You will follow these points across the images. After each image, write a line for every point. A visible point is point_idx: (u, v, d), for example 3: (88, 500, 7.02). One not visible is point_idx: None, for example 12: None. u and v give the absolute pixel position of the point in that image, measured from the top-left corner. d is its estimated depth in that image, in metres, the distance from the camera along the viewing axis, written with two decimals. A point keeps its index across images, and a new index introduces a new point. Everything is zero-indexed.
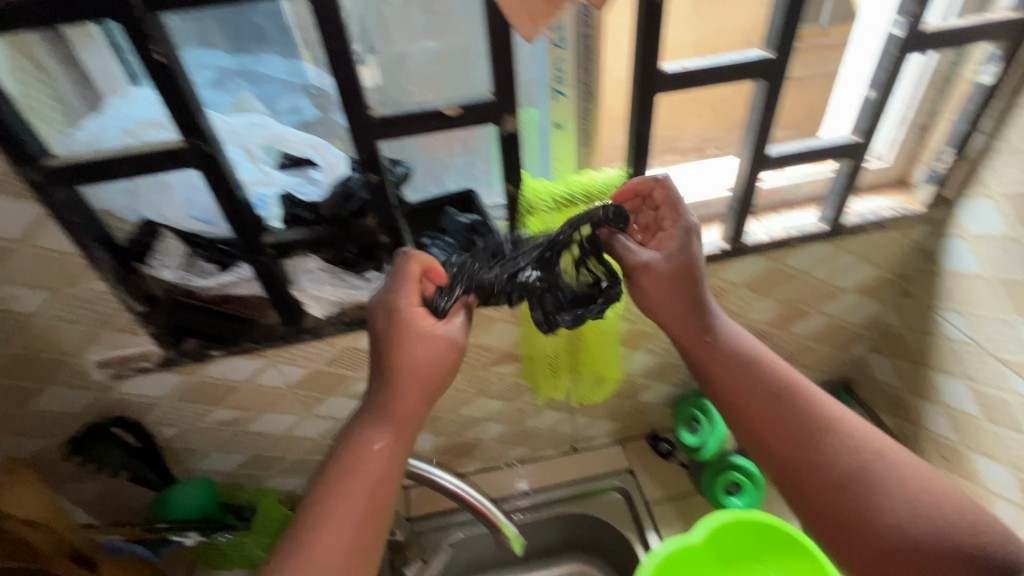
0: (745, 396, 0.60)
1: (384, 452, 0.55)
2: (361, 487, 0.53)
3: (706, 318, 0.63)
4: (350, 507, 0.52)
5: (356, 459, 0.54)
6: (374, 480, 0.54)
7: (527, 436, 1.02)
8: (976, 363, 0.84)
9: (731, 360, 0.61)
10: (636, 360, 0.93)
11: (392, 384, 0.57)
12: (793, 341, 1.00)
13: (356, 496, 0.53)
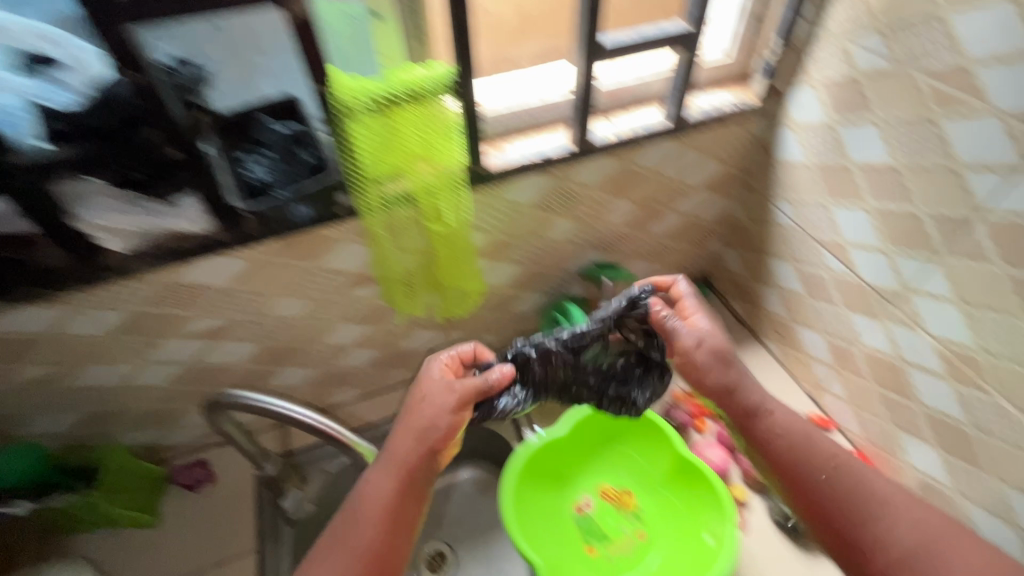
0: (801, 471, 0.65)
1: (383, 504, 0.63)
2: (359, 536, 0.62)
3: (760, 400, 0.68)
4: (348, 554, 0.61)
5: (363, 508, 0.64)
6: (373, 534, 0.62)
7: (405, 358, 1.03)
8: (800, 245, 0.92)
9: (784, 438, 0.66)
10: (500, 272, 0.93)
11: (399, 441, 0.66)
12: (652, 242, 1.05)
13: (353, 548, 0.61)
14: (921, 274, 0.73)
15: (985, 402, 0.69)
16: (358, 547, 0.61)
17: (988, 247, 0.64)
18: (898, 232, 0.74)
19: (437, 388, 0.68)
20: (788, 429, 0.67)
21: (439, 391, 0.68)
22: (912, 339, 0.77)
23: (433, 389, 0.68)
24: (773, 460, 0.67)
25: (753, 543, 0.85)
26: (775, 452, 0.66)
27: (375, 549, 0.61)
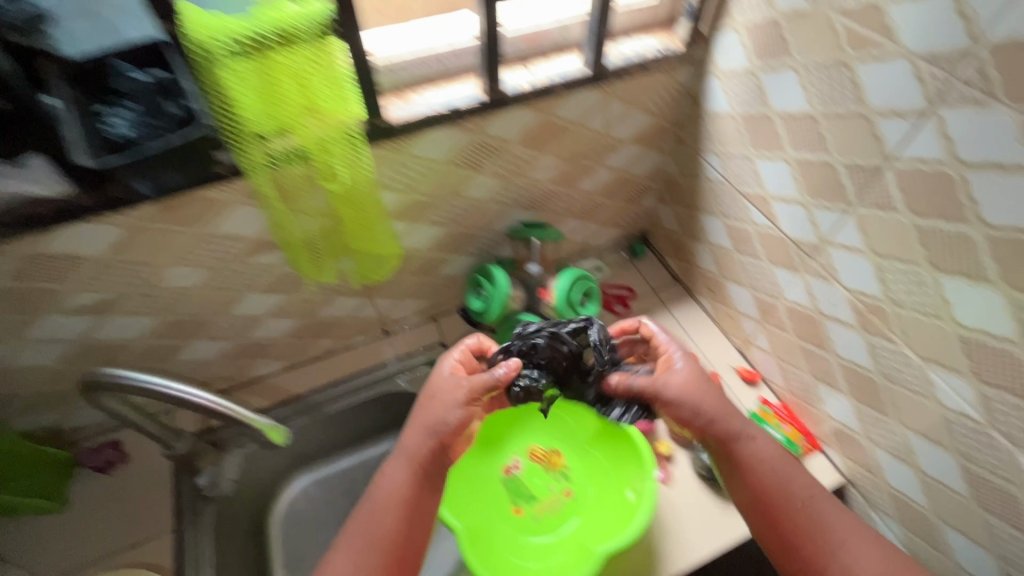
0: (778, 496, 0.67)
1: (399, 494, 0.70)
2: (378, 520, 0.69)
3: (744, 427, 0.71)
4: (370, 536, 0.68)
5: (382, 496, 0.70)
6: (392, 520, 0.69)
7: (329, 326, 1.00)
8: (727, 200, 0.91)
9: (763, 462, 0.69)
10: (421, 235, 0.89)
11: (411, 436, 0.72)
12: (584, 200, 1.02)
13: (372, 532, 0.68)
14: (835, 226, 0.72)
15: (890, 351, 0.70)
16: (377, 532, 0.68)
17: (896, 196, 0.63)
18: (815, 182, 0.72)
19: (445, 385, 0.73)
20: (764, 455, 0.69)
21: (449, 386, 0.73)
22: (828, 292, 0.77)
23: (444, 385, 0.73)
24: (745, 482, 0.69)
25: (676, 495, 0.87)
26: (753, 475, 0.68)
27: (393, 532, 0.68)
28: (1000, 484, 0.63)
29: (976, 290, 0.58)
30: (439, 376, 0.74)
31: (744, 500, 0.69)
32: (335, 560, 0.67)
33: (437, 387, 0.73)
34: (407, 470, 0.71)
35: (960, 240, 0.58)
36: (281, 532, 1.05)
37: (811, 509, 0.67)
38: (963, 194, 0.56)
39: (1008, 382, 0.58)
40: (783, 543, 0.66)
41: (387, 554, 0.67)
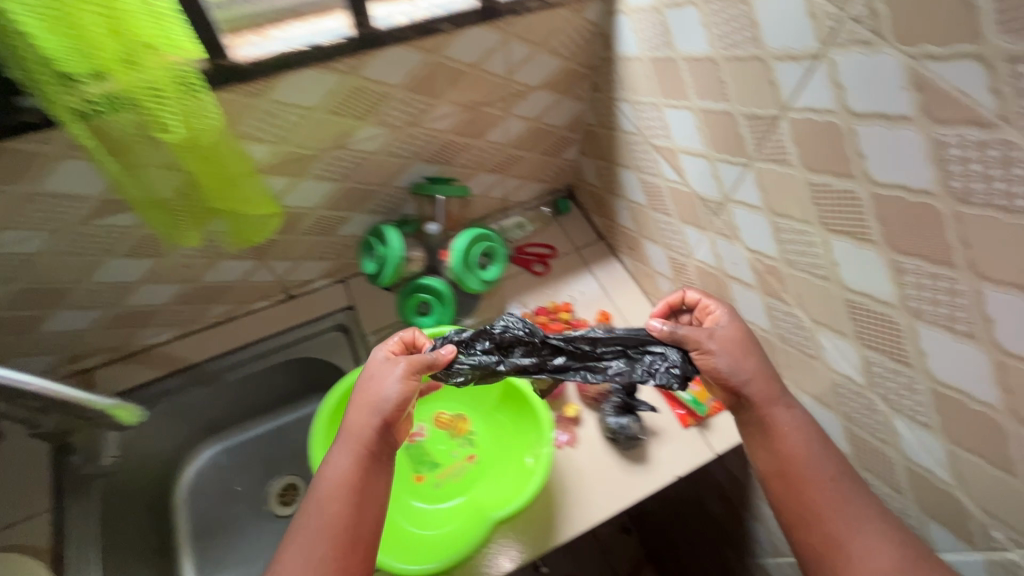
0: (802, 468, 0.61)
1: (349, 482, 0.60)
2: (325, 511, 0.59)
3: (783, 394, 0.64)
4: (315, 529, 0.58)
5: (328, 486, 0.60)
6: (342, 513, 0.59)
7: (221, 291, 0.93)
8: (641, 152, 0.85)
9: (796, 432, 0.62)
10: (306, 191, 0.82)
11: (353, 418, 0.62)
12: (494, 152, 0.95)
13: (318, 527, 0.58)
14: (737, 182, 0.67)
15: (785, 313, 0.68)
16: (323, 527, 0.58)
17: (789, 149, 0.58)
18: (718, 133, 0.67)
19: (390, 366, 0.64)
20: (800, 429, 0.62)
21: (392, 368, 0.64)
22: (731, 252, 0.73)
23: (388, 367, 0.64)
24: (773, 450, 0.63)
25: (579, 457, 0.86)
26: (783, 442, 0.62)
27: (344, 527, 0.58)
28: (878, 446, 0.62)
29: (860, 251, 0.54)
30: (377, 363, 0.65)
31: (767, 468, 0.63)
32: (279, 560, 0.58)
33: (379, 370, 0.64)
34: (355, 455, 0.61)
35: (847, 198, 0.54)
36: (189, 503, 1.03)
37: (840, 484, 0.60)
38: (849, 147, 0.51)
39: (886, 345, 0.56)
40: (804, 512, 0.60)
41: (338, 551, 0.57)
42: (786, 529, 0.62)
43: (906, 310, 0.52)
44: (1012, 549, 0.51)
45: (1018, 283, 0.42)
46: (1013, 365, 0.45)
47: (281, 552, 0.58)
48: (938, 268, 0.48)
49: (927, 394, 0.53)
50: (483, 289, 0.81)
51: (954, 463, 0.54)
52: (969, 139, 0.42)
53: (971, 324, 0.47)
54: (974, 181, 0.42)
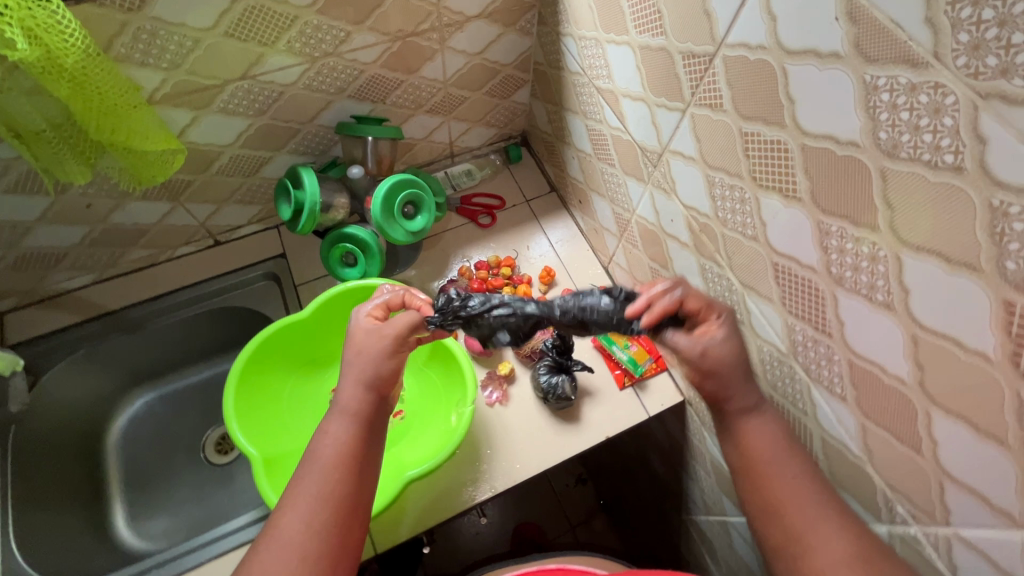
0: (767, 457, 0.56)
1: (349, 449, 0.57)
2: (325, 478, 0.55)
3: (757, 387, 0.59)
4: (317, 495, 0.54)
5: (325, 454, 0.57)
6: (343, 481, 0.55)
7: (137, 234, 0.88)
8: (586, 96, 0.78)
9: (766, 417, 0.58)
10: (211, 127, 0.76)
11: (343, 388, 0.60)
12: (432, 91, 0.87)
13: (319, 494, 0.54)
14: (673, 130, 0.61)
15: (717, 276, 0.64)
16: (326, 493, 0.54)
17: (723, 92, 0.52)
18: (656, 73, 0.60)
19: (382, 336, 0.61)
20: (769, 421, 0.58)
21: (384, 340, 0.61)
22: (668, 207, 0.68)
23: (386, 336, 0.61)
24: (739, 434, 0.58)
25: (509, 416, 0.83)
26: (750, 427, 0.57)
27: (346, 494, 0.55)
28: (798, 416, 0.60)
29: (787, 211, 0.49)
30: (365, 331, 0.62)
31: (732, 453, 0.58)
32: (276, 530, 0.53)
33: (374, 339, 0.61)
34: (355, 422, 0.59)
35: (777, 150, 0.48)
36: (119, 453, 0.99)
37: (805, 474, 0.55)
38: (782, 91, 0.45)
39: (808, 314, 0.52)
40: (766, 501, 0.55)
41: (341, 519, 0.54)
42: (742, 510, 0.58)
43: (829, 276, 0.48)
44: (913, 524, 0.50)
45: (936, 250, 0.38)
46: (926, 339, 0.41)
47: (274, 522, 0.53)
48: (860, 231, 0.43)
49: (843, 365, 0.50)
50: (407, 240, 0.77)
51: (865, 438, 0.51)
52: (900, 81, 0.36)
53: (888, 294, 0.43)
54: (902, 133, 0.37)
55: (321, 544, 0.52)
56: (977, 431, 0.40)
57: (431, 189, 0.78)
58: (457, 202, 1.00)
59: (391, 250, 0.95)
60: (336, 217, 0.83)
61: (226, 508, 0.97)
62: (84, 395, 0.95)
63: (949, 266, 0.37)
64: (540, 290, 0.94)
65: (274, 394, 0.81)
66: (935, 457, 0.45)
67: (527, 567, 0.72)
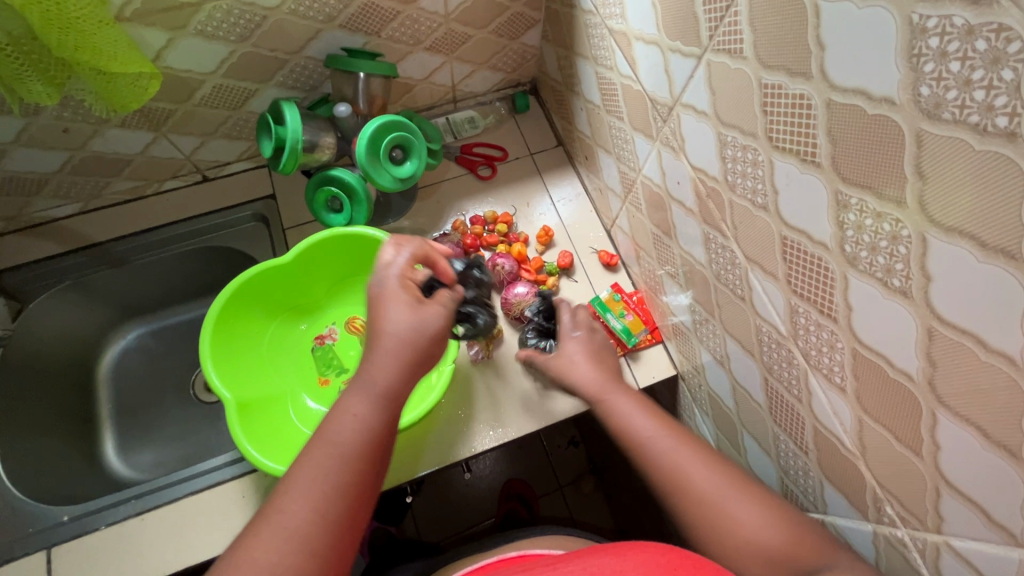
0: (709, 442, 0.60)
1: (361, 438, 0.53)
2: (329, 466, 0.51)
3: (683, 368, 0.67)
4: (325, 486, 0.51)
5: (339, 440, 0.53)
6: (353, 473, 0.52)
7: (120, 163, 0.85)
8: (597, 39, 0.70)
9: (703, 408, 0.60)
10: (190, 50, 0.71)
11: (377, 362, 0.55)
12: (433, 26, 0.80)
13: (326, 483, 0.51)
14: (686, 79, 0.55)
15: (721, 248, 0.59)
16: (334, 485, 0.51)
17: (745, 34, 0.45)
18: (673, 11, 0.53)
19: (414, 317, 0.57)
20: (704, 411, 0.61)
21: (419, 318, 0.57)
22: (676, 168, 0.62)
23: (427, 319, 0.57)
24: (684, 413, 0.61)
25: (491, 374, 0.81)
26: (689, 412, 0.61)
27: (355, 486, 0.52)
28: (791, 402, 0.56)
29: (803, 177, 0.44)
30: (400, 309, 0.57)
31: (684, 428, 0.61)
32: (276, 518, 0.49)
33: (408, 322, 0.57)
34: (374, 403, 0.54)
35: (799, 106, 0.42)
36: (112, 383, 0.98)
37: None
38: (811, 34, 0.39)
39: (815, 295, 0.47)
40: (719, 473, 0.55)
41: (345, 515, 0.51)
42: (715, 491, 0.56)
43: (841, 256, 0.42)
44: (901, 527, 0.46)
45: (969, 232, 0.32)
46: (943, 334, 0.36)
47: (273, 506, 0.50)
48: (884, 206, 0.37)
49: (847, 355, 0.46)
50: (394, 187, 0.72)
51: (860, 433, 0.47)
52: (954, 24, 0.29)
53: (906, 280, 0.37)
54: (949, 88, 0.31)
55: (321, 536, 0.49)
56: (986, 439, 0.36)
57: (420, 133, 0.73)
58: (456, 150, 0.94)
59: (384, 199, 0.90)
60: (322, 157, 0.78)
61: (212, 444, 0.95)
62: (73, 327, 0.93)
63: (984, 253, 0.32)
64: (536, 251, 0.89)
65: (253, 339, 0.80)
66: (935, 461, 0.41)
67: (487, 558, 0.65)
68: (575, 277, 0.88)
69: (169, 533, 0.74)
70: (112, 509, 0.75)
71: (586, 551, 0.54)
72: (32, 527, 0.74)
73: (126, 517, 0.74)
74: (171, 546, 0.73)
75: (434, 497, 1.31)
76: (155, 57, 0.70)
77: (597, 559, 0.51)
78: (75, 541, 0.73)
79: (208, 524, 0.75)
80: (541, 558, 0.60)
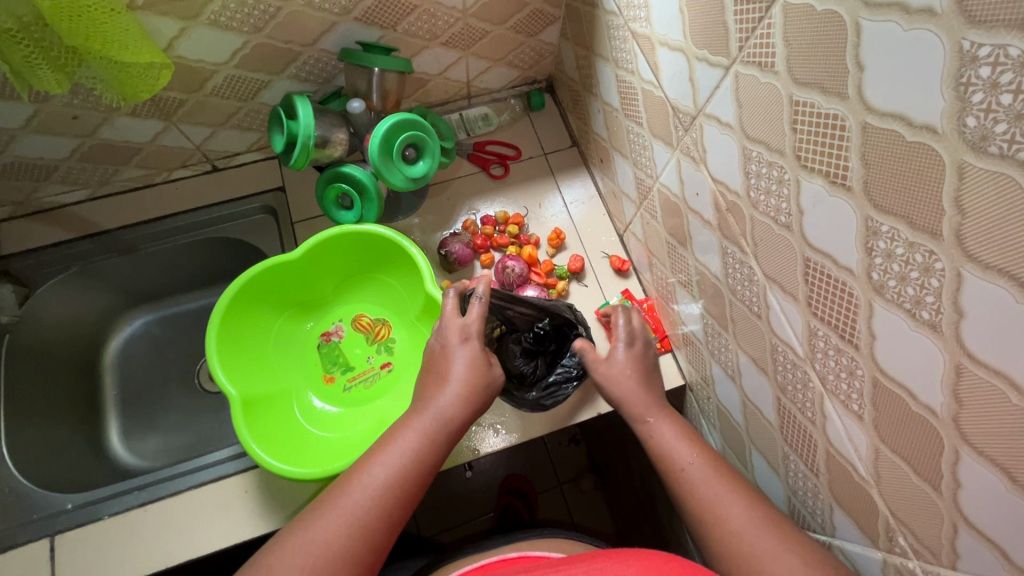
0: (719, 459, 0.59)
1: (381, 504, 0.52)
2: (331, 526, 0.49)
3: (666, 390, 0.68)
4: (393, 469, 0.54)
5: (349, 494, 0.52)
6: (360, 546, 0.49)
7: (129, 151, 0.84)
8: (619, 41, 0.69)
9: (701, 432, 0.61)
10: (202, 41, 0.70)
11: (447, 391, 0.60)
12: (450, 21, 0.78)
13: (347, 523, 0.50)
14: (713, 88, 0.53)
15: (739, 262, 0.58)
16: (339, 552, 0.48)
17: (777, 48, 0.43)
18: (701, 19, 0.52)
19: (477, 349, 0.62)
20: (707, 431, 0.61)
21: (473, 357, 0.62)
22: (695, 178, 0.61)
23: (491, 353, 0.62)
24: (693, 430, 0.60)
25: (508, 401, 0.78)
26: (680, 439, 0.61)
27: (362, 560, 0.49)
28: (804, 423, 0.55)
29: (831, 200, 0.42)
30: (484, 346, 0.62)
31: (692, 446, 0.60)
32: (353, 486, 0.52)
33: None
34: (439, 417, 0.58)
35: (831, 125, 0.40)
36: (117, 370, 0.98)
37: None
38: (849, 52, 0.37)
39: (836, 319, 0.46)
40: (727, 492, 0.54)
41: (400, 497, 0.53)
42: (722, 511, 0.54)
43: (868, 283, 0.41)
44: (913, 559, 0.46)
45: (1008, 272, 0.31)
46: (972, 372, 0.35)
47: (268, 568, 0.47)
48: (917, 236, 0.36)
49: (866, 382, 0.45)
50: (406, 187, 0.71)
51: (876, 461, 0.46)
52: (1009, 54, 0.28)
53: (936, 313, 0.36)
54: (997, 121, 0.29)
55: None
56: (1010, 481, 0.35)
57: (434, 133, 0.71)
58: (468, 148, 0.93)
59: (395, 195, 0.89)
60: (334, 154, 0.77)
61: (216, 435, 0.95)
62: (79, 313, 0.93)
63: (1023, 294, 0.30)
64: (547, 254, 0.88)
65: (260, 334, 0.80)
66: (954, 499, 0.40)
67: (489, 556, 0.63)
68: (585, 281, 0.87)
69: (169, 526, 0.74)
70: (115, 500, 0.75)
71: (592, 554, 0.52)
72: (36, 514, 0.74)
73: (128, 508, 0.74)
74: (170, 541, 0.73)
75: (433, 489, 1.31)
76: (167, 47, 0.69)
77: (605, 563, 0.50)
78: (77, 531, 0.73)
79: (208, 519, 0.75)
80: (545, 560, 0.58)
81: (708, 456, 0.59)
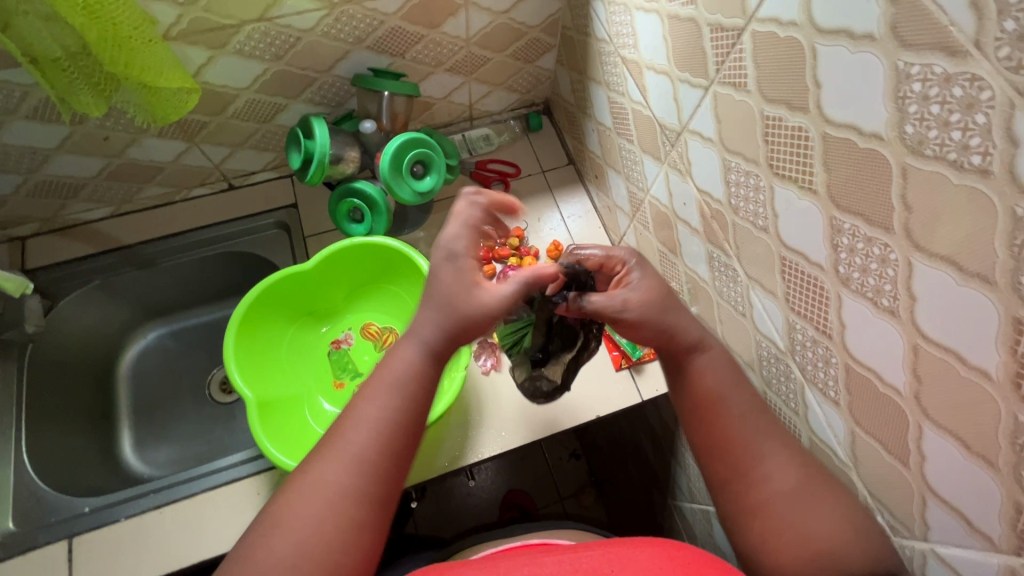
0: None
1: (384, 438, 0.49)
2: (337, 470, 0.47)
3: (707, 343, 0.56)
4: (388, 405, 0.50)
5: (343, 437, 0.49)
6: (366, 479, 0.47)
7: (152, 170, 0.89)
8: (611, 66, 0.74)
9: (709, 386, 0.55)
10: (227, 68, 0.76)
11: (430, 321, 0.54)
12: (454, 49, 0.85)
13: (351, 463, 0.48)
14: (694, 107, 0.58)
15: (724, 266, 0.62)
16: (347, 487, 0.47)
17: (749, 70, 0.49)
18: (683, 47, 0.57)
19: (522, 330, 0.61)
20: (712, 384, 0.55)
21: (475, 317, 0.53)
22: (682, 190, 0.66)
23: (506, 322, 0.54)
24: None
25: (510, 403, 0.81)
26: None
27: (377, 503, 0.48)
28: (789, 415, 0.58)
29: (801, 204, 0.47)
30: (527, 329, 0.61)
31: None
32: (348, 428, 0.49)
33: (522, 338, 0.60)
34: None
35: (798, 137, 0.45)
36: (131, 380, 1.01)
37: None
38: (808, 73, 0.42)
39: (811, 313, 0.50)
40: None
41: (402, 431, 0.50)
42: None
43: (836, 276, 0.45)
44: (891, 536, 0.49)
45: (949, 258, 0.35)
46: (927, 351, 0.39)
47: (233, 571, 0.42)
48: (873, 231, 0.40)
49: (840, 369, 0.49)
50: (415, 200, 0.76)
51: (853, 444, 0.50)
52: (934, 71, 0.33)
53: (894, 300, 0.40)
54: (930, 128, 0.34)
55: (349, 515, 0.46)
56: (965, 449, 0.38)
57: (441, 150, 0.77)
58: (471, 166, 0.98)
59: (401, 210, 0.95)
60: (347, 171, 0.83)
61: (226, 444, 0.98)
62: (97, 325, 0.97)
63: (962, 276, 0.35)
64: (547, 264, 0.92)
65: (274, 342, 0.84)
66: (921, 471, 0.43)
67: (510, 540, 0.66)
68: None
69: (182, 528, 0.76)
70: (132, 502, 0.78)
71: (606, 541, 0.51)
72: (53, 518, 0.76)
73: (145, 510, 0.77)
74: (188, 538, 0.76)
75: (436, 502, 1.33)
76: (195, 73, 0.75)
77: (616, 547, 0.49)
78: (94, 532, 0.75)
79: (221, 520, 0.77)
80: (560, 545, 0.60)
81: (731, 358, 0.57)
